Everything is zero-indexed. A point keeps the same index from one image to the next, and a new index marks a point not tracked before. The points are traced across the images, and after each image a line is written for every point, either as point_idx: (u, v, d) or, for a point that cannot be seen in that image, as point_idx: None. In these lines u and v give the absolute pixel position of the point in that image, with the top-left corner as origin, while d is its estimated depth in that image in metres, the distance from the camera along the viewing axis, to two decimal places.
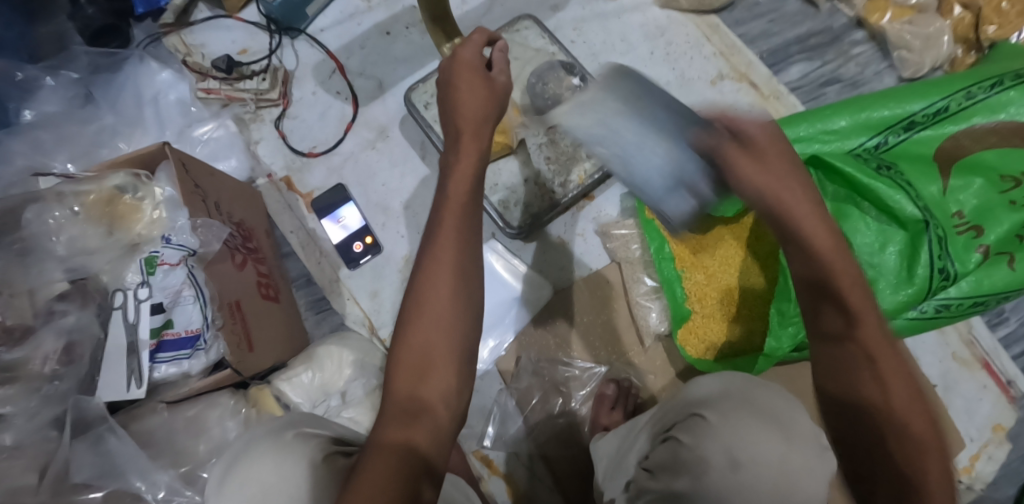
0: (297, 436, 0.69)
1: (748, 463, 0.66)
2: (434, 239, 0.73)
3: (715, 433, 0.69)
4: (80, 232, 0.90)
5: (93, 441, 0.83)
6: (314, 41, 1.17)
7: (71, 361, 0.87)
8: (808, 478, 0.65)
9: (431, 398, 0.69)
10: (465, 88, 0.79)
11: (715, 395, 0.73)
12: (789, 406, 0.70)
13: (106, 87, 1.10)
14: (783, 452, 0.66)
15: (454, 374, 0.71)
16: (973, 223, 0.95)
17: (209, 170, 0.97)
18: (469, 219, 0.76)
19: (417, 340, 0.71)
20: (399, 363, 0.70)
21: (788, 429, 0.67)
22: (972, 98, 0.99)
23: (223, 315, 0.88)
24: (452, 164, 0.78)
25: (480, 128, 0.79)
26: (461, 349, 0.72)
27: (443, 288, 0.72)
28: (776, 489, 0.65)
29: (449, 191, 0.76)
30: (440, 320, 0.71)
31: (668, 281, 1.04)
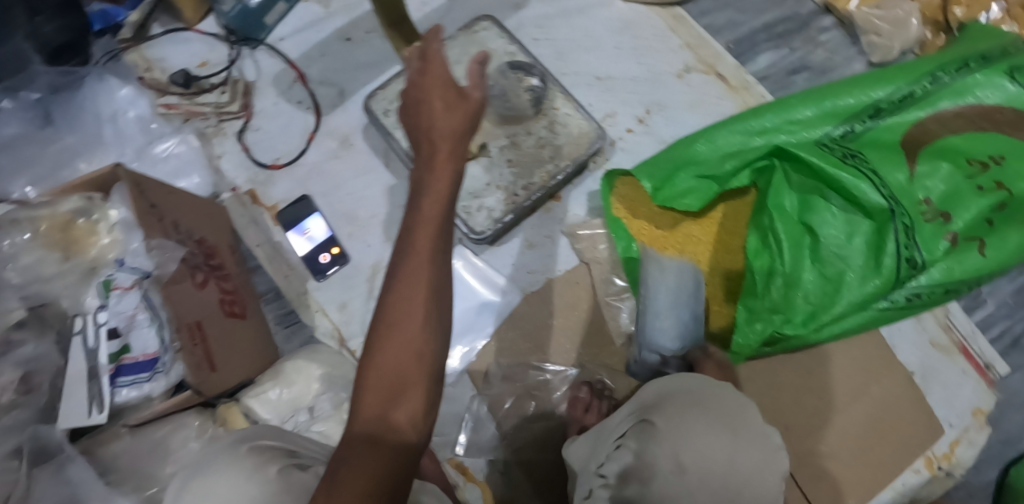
0: (252, 450, 0.68)
1: (692, 466, 0.69)
2: (406, 252, 0.66)
3: (662, 438, 0.72)
4: (37, 258, 0.92)
5: (54, 468, 0.83)
6: (274, 51, 1.16)
7: (29, 391, 0.87)
8: (757, 476, 0.68)
9: (400, 422, 0.64)
10: (439, 105, 0.70)
11: (665, 398, 0.75)
12: (740, 405, 0.72)
13: (66, 106, 1.07)
14: (731, 451, 0.69)
15: (426, 395, 0.66)
16: (940, 209, 0.94)
17: (167, 189, 0.96)
18: (442, 233, 0.68)
19: (387, 362, 0.65)
20: (367, 383, 0.65)
21: (735, 427, 0.70)
22: (938, 82, 0.99)
23: (182, 338, 0.85)
24: (426, 181, 0.69)
25: (457, 140, 0.70)
26: (432, 369, 0.66)
27: (415, 307, 0.65)
28: (726, 488, 0.68)
29: (422, 209, 0.68)
30: (411, 340, 0.65)
31: (636, 280, 1.05)
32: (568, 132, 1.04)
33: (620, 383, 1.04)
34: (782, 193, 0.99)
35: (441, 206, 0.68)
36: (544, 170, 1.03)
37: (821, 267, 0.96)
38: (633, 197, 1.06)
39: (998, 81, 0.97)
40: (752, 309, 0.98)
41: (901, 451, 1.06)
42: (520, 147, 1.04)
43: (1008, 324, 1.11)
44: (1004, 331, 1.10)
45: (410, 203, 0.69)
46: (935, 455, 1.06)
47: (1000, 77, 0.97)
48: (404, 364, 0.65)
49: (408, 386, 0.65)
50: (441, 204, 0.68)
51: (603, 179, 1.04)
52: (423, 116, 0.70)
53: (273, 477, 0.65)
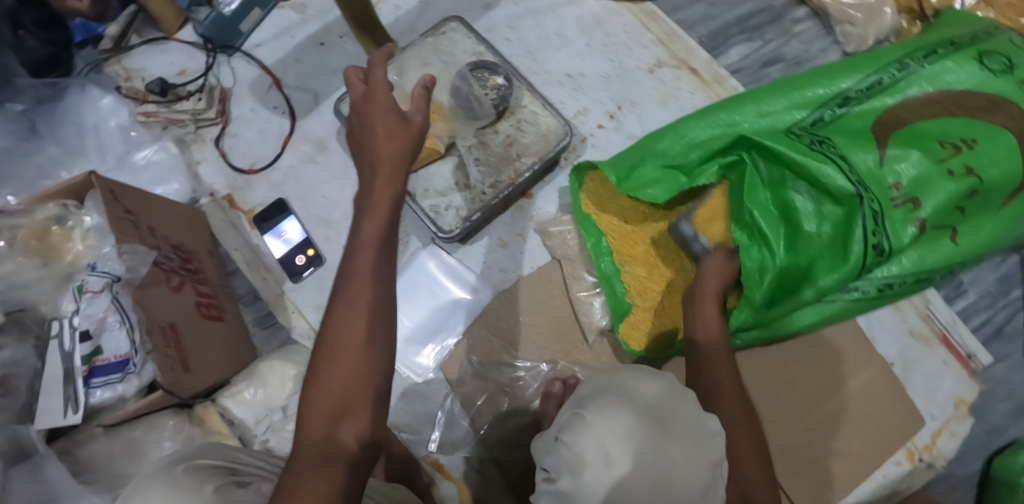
0: (188, 470, 0.67)
1: (620, 458, 0.63)
2: (349, 278, 0.73)
3: (591, 429, 0.65)
4: (16, 266, 0.94)
5: (29, 469, 0.86)
6: (250, 57, 1.18)
7: (7, 393, 0.89)
8: (683, 466, 0.63)
9: (347, 439, 0.69)
10: (381, 131, 0.78)
11: (600, 391, 0.69)
12: (668, 398, 0.67)
13: (49, 118, 1.11)
14: (656, 446, 0.63)
15: (372, 412, 0.71)
16: (909, 195, 0.93)
17: (142, 196, 0.99)
18: (386, 257, 0.76)
19: (332, 384, 0.70)
20: (313, 407, 0.70)
21: (667, 423, 0.65)
22: (906, 69, 0.98)
23: (154, 339, 0.88)
24: (370, 202, 0.76)
25: (397, 167, 0.77)
26: (377, 386, 0.72)
27: (359, 331, 0.71)
28: (658, 484, 0.62)
29: (362, 231, 0.75)
30: (356, 362, 0.71)
31: (607, 275, 1.03)
32: (535, 130, 1.05)
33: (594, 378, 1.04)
34: (757, 190, 0.97)
35: (382, 226, 0.76)
36: (510, 168, 1.04)
37: (795, 257, 0.95)
38: (602, 195, 1.06)
39: (967, 67, 0.96)
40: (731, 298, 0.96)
41: (882, 441, 1.05)
42: (486, 147, 1.05)
43: (992, 313, 1.09)
44: (988, 320, 1.09)
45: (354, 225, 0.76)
46: (916, 447, 1.05)
47: (970, 62, 0.96)
48: (351, 385, 0.70)
49: (353, 407, 0.70)
50: (382, 224, 0.76)
51: (573, 175, 1.05)
52: (370, 139, 0.78)
53: (209, 494, 0.64)
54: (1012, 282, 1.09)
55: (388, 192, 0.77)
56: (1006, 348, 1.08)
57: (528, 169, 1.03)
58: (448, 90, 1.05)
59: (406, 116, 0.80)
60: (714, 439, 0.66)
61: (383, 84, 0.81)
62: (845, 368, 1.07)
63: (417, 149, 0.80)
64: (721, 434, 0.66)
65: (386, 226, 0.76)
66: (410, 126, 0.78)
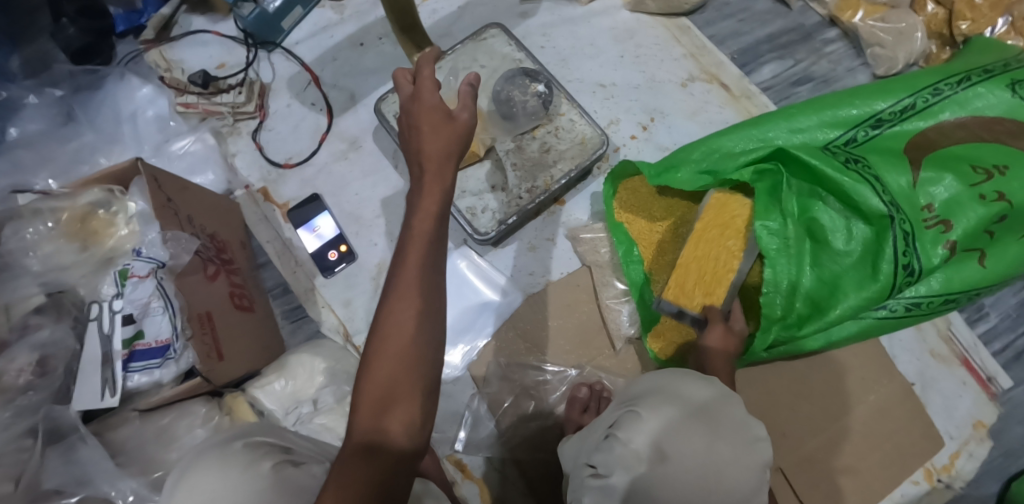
0: (246, 446, 0.74)
1: (674, 456, 0.68)
2: (398, 272, 0.75)
3: (646, 428, 0.70)
4: (56, 249, 0.96)
5: (65, 449, 0.88)
6: (290, 54, 1.20)
7: (46, 373, 0.90)
8: (734, 467, 0.68)
9: (393, 429, 0.71)
10: (426, 129, 0.80)
11: (651, 390, 0.74)
12: (719, 398, 0.72)
13: (88, 105, 1.12)
14: (710, 444, 0.68)
15: (417, 404, 0.73)
16: (942, 217, 0.95)
17: (184, 184, 1.01)
18: (435, 252, 0.77)
19: (380, 376, 0.72)
20: (362, 396, 0.72)
21: (717, 424, 0.69)
22: (939, 94, 1.00)
23: (193, 325, 0.90)
24: (416, 200, 0.78)
25: (444, 165, 0.79)
26: (423, 379, 0.73)
27: (406, 325, 0.73)
28: (709, 484, 0.67)
29: (414, 226, 0.77)
30: (402, 355, 0.73)
31: (636, 283, 1.05)
32: (571, 138, 1.08)
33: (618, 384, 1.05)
34: (789, 199, 0.98)
35: (431, 222, 0.77)
36: (545, 174, 1.06)
37: (820, 271, 0.98)
38: (634, 203, 1.07)
39: (999, 93, 0.98)
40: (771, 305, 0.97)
41: (901, 458, 1.06)
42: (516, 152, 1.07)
43: (1012, 337, 1.10)
44: (1008, 344, 1.10)
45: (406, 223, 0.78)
46: (934, 467, 1.07)
47: (1001, 89, 0.98)
48: (397, 377, 0.72)
49: (400, 398, 0.72)
50: (431, 222, 0.77)
51: (608, 182, 1.08)
52: (417, 140, 0.80)
53: (267, 471, 0.71)
54: None
55: (435, 195, 0.78)
56: None
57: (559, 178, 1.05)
58: (489, 95, 1.09)
59: (452, 113, 0.82)
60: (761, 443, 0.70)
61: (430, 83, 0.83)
62: (851, 380, 1.09)
63: (462, 144, 0.81)
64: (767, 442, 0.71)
65: (434, 226, 0.77)
66: (454, 122, 0.80)
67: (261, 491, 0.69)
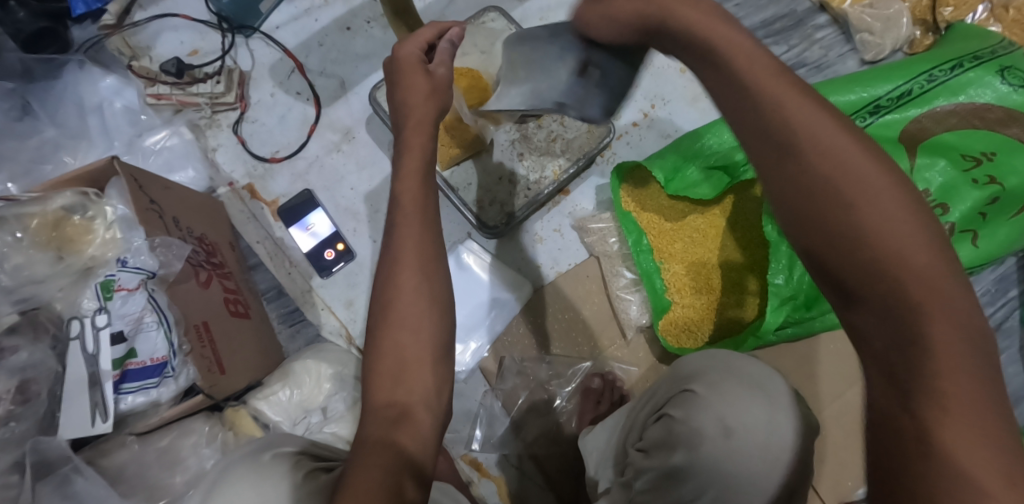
0: (274, 457, 0.70)
1: (739, 431, 0.73)
2: (395, 232, 0.70)
3: (705, 405, 0.75)
4: (27, 260, 0.86)
5: (58, 482, 0.79)
6: (269, 39, 1.11)
7: (27, 400, 0.82)
8: (795, 437, 0.74)
9: (411, 401, 0.66)
10: (413, 89, 0.74)
11: (703, 370, 0.79)
12: (768, 374, 0.78)
13: (45, 97, 1.01)
14: (771, 417, 0.74)
15: (432, 371, 0.68)
16: (939, 201, 0.99)
17: (164, 183, 0.92)
18: (434, 226, 0.72)
19: (391, 345, 0.67)
20: (376, 372, 0.67)
21: (772, 396, 0.76)
22: (933, 80, 1.03)
23: (190, 339, 0.84)
24: (400, 162, 0.73)
25: (423, 122, 0.74)
26: (434, 346, 0.68)
27: (406, 287, 0.68)
28: (767, 452, 0.73)
29: (399, 187, 0.72)
30: (409, 318, 0.68)
31: (647, 273, 1.03)
32: (577, 126, 1.05)
33: (631, 375, 1.05)
34: None
35: (417, 180, 0.72)
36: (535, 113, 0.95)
37: None
38: (641, 194, 1.06)
39: (991, 81, 1.00)
40: (778, 292, 0.93)
41: None
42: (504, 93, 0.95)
43: (991, 310, 1.17)
44: (988, 317, 1.17)
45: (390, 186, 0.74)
46: None
47: (991, 75, 1.00)
48: (404, 344, 0.67)
49: (411, 366, 0.67)
50: (417, 178, 0.72)
51: (614, 172, 1.04)
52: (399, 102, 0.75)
53: (300, 480, 0.66)
54: (1008, 282, 1.18)
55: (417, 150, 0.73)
56: (1005, 343, 1.16)
57: (514, 100, 0.77)
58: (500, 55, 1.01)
59: (430, 67, 0.76)
60: (808, 416, 0.77)
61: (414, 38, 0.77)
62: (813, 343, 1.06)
63: (445, 106, 0.77)
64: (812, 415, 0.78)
65: (422, 189, 0.72)
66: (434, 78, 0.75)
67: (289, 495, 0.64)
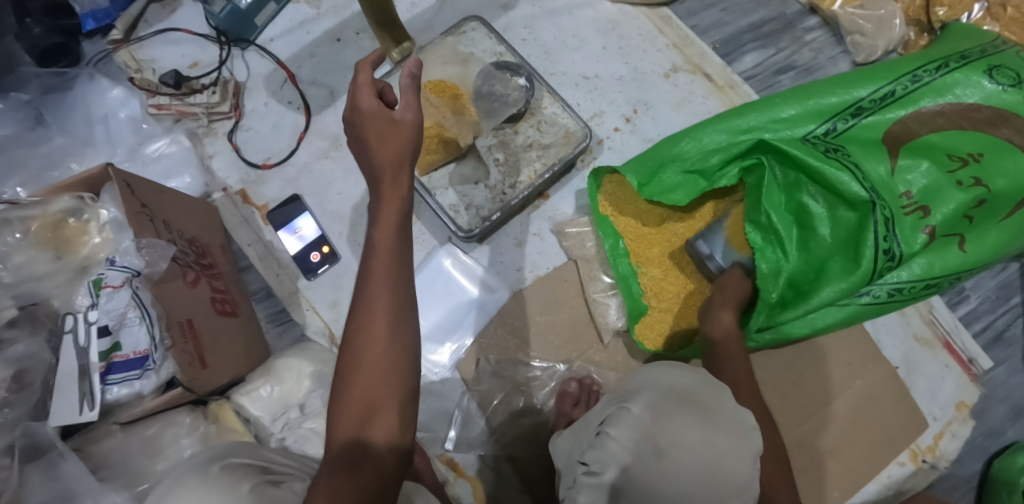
0: (224, 468, 0.66)
1: (672, 451, 0.71)
2: (365, 272, 0.67)
3: (641, 424, 0.73)
4: (28, 259, 0.93)
5: (46, 466, 0.84)
6: (265, 51, 1.17)
7: (21, 388, 0.87)
8: (731, 457, 0.72)
9: (377, 445, 0.64)
10: (374, 137, 0.69)
11: (644, 387, 0.79)
12: (712, 394, 0.77)
13: (57, 109, 1.09)
14: (706, 437, 0.72)
15: (401, 413, 0.65)
16: (920, 203, 0.95)
17: (159, 188, 0.97)
18: (403, 262, 0.68)
19: (358, 389, 0.65)
20: (340, 412, 0.65)
21: (710, 415, 0.74)
22: (918, 81, 1.00)
23: (173, 334, 0.88)
24: (376, 209, 0.69)
25: (400, 172, 0.69)
26: (404, 387, 0.66)
27: (378, 333, 0.65)
28: (702, 471, 0.71)
29: (376, 238, 0.68)
30: (378, 365, 0.65)
31: (624, 277, 1.04)
32: (555, 131, 1.08)
33: (609, 378, 1.06)
34: (774, 192, 0.99)
35: (394, 232, 0.68)
36: (509, 114, 1.06)
37: (807, 257, 0.98)
38: (620, 196, 1.07)
39: (977, 80, 0.97)
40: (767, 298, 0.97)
41: (886, 440, 1.08)
42: (483, 97, 1.06)
43: (992, 319, 1.12)
44: (988, 325, 1.12)
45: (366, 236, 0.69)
46: (919, 448, 1.09)
47: (979, 75, 0.97)
48: (374, 388, 0.65)
49: (381, 409, 0.65)
50: (393, 230, 0.68)
51: (591, 177, 1.06)
52: (366, 153, 0.69)
53: (245, 493, 0.64)
54: (1011, 289, 1.13)
55: (396, 201, 0.69)
56: (1005, 353, 1.11)
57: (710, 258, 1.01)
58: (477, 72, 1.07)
59: (394, 113, 0.70)
60: (753, 431, 0.75)
61: (367, 88, 0.70)
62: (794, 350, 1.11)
63: (418, 145, 0.70)
64: (757, 432, 0.75)
65: (398, 238, 0.68)
66: (403, 124, 0.69)
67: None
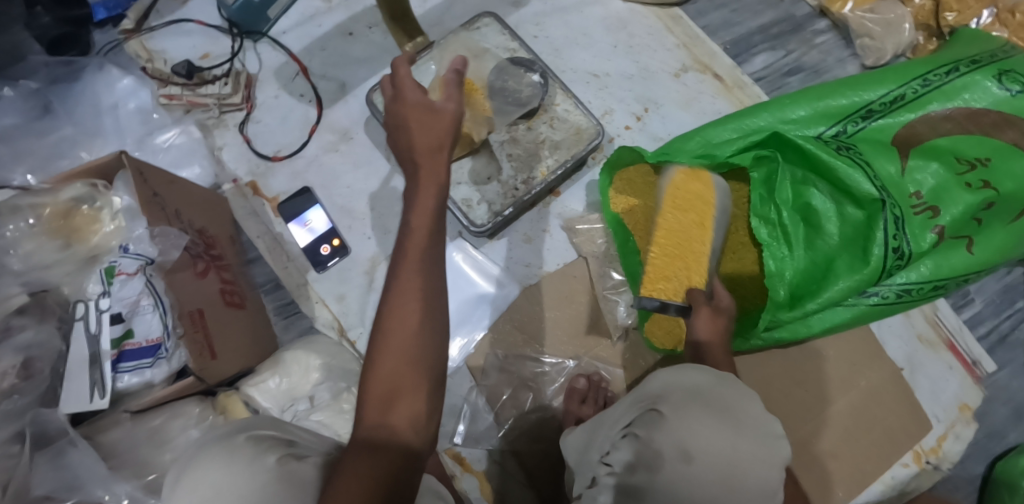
0: (248, 440, 0.66)
1: (698, 456, 0.70)
2: (399, 257, 0.68)
3: (668, 427, 0.73)
4: (37, 246, 0.92)
5: (53, 453, 0.84)
6: (276, 44, 1.17)
7: (30, 376, 0.87)
8: (757, 465, 0.70)
9: (399, 426, 0.64)
10: (415, 126, 0.73)
11: (670, 389, 0.77)
12: (740, 396, 0.73)
13: (65, 97, 1.08)
14: (732, 443, 0.70)
15: (425, 400, 0.65)
16: (930, 203, 0.96)
17: (170, 178, 0.97)
18: (436, 250, 0.70)
19: (386, 367, 0.65)
20: (367, 392, 0.65)
21: (737, 420, 0.71)
22: (928, 85, 1.01)
23: (184, 324, 0.87)
24: (411, 193, 0.71)
25: (435, 157, 0.72)
26: (430, 371, 0.66)
27: (408, 315, 0.66)
28: (726, 479, 0.69)
29: (412, 223, 0.69)
30: (406, 347, 0.65)
31: (634, 275, 1.04)
32: (566, 128, 1.08)
33: (616, 375, 1.06)
34: (784, 185, 0.98)
35: (431, 219, 0.70)
36: (525, 110, 1.07)
37: (813, 255, 0.98)
38: (630, 192, 1.05)
39: (986, 84, 0.98)
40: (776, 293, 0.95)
41: (890, 440, 1.09)
42: (495, 92, 1.06)
43: (996, 322, 1.13)
44: (991, 328, 1.13)
45: (402, 222, 0.70)
46: (923, 448, 1.09)
47: (988, 79, 0.98)
48: (401, 370, 0.65)
49: (407, 390, 0.65)
50: (429, 217, 0.70)
51: (603, 173, 1.05)
52: (405, 136, 0.74)
53: (269, 466, 0.64)
54: (1015, 292, 1.14)
55: (432, 187, 0.71)
56: (1008, 356, 1.12)
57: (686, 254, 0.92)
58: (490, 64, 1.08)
59: (437, 106, 0.75)
60: (782, 439, 0.72)
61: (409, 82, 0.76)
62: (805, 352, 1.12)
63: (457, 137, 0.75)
64: (786, 438, 0.72)
65: (433, 226, 0.70)
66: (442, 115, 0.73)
67: (264, 487, 0.62)
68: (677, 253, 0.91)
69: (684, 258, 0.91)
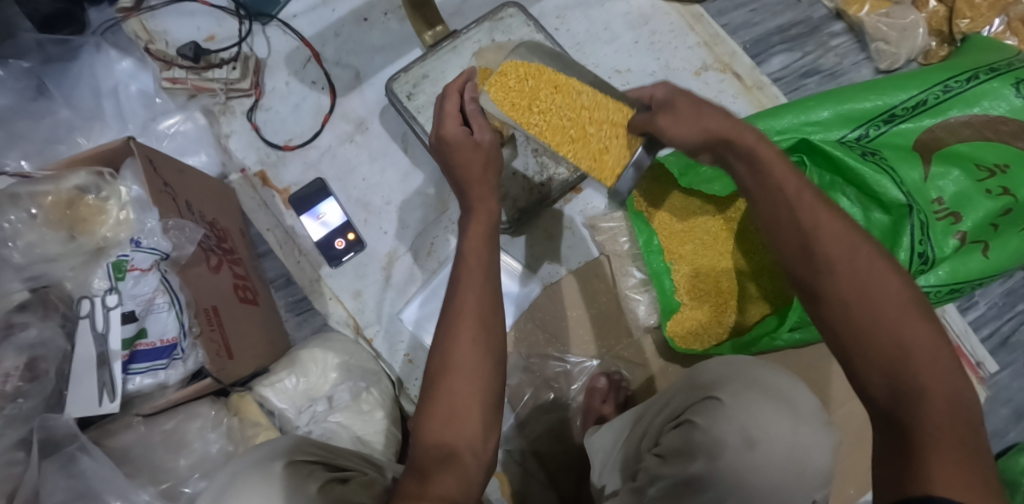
0: (289, 468, 0.63)
1: (762, 441, 0.71)
2: (458, 278, 0.70)
3: (728, 415, 0.72)
4: (39, 238, 0.86)
5: (64, 461, 0.79)
6: (287, 27, 1.12)
7: (36, 378, 0.80)
8: (816, 449, 0.72)
9: (458, 445, 0.63)
10: (460, 163, 0.75)
11: (724, 378, 0.76)
12: (792, 383, 0.75)
13: (60, 78, 1.01)
14: (794, 428, 0.72)
15: (481, 421, 0.65)
16: (951, 209, 0.97)
17: (178, 166, 0.91)
18: (492, 275, 0.71)
19: (444, 387, 0.65)
20: (427, 414, 0.65)
21: (795, 407, 0.73)
22: (949, 91, 1.01)
23: (200, 322, 0.84)
24: (464, 223, 0.74)
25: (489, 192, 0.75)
26: (488, 395, 0.65)
27: (466, 332, 0.66)
28: (790, 465, 0.71)
29: (466, 247, 0.72)
30: (467, 364, 0.65)
31: (657, 273, 1.02)
32: None
33: (636, 374, 1.05)
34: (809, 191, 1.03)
35: (484, 240, 0.72)
36: None
37: None
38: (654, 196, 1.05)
39: (1006, 92, 0.99)
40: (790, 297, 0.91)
41: None
42: None
43: (998, 324, 1.17)
44: (994, 330, 1.16)
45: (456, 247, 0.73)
46: None
47: (1007, 88, 0.99)
48: (461, 390, 0.65)
49: (464, 409, 0.64)
50: (482, 241, 0.72)
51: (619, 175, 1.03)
52: (454, 173, 0.77)
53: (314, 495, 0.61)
54: (1017, 296, 1.17)
55: (483, 214, 0.74)
56: (1010, 357, 1.15)
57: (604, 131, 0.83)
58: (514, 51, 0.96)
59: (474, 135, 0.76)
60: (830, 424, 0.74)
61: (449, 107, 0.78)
62: None
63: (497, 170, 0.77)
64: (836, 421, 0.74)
65: (486, 248, 0.72)
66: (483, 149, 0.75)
67: None
68: (585, 124, 0.80)
69: (594, 119, 0.80)
